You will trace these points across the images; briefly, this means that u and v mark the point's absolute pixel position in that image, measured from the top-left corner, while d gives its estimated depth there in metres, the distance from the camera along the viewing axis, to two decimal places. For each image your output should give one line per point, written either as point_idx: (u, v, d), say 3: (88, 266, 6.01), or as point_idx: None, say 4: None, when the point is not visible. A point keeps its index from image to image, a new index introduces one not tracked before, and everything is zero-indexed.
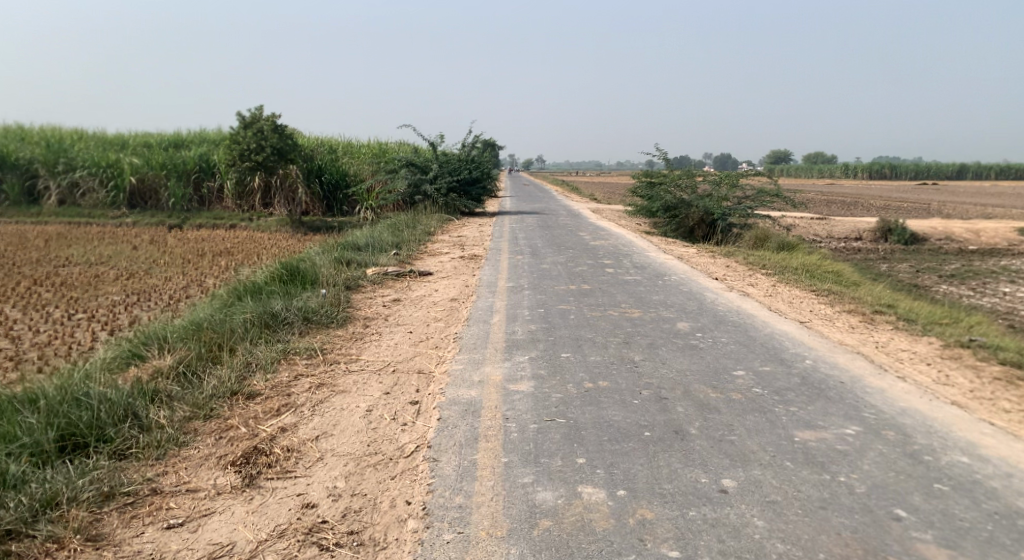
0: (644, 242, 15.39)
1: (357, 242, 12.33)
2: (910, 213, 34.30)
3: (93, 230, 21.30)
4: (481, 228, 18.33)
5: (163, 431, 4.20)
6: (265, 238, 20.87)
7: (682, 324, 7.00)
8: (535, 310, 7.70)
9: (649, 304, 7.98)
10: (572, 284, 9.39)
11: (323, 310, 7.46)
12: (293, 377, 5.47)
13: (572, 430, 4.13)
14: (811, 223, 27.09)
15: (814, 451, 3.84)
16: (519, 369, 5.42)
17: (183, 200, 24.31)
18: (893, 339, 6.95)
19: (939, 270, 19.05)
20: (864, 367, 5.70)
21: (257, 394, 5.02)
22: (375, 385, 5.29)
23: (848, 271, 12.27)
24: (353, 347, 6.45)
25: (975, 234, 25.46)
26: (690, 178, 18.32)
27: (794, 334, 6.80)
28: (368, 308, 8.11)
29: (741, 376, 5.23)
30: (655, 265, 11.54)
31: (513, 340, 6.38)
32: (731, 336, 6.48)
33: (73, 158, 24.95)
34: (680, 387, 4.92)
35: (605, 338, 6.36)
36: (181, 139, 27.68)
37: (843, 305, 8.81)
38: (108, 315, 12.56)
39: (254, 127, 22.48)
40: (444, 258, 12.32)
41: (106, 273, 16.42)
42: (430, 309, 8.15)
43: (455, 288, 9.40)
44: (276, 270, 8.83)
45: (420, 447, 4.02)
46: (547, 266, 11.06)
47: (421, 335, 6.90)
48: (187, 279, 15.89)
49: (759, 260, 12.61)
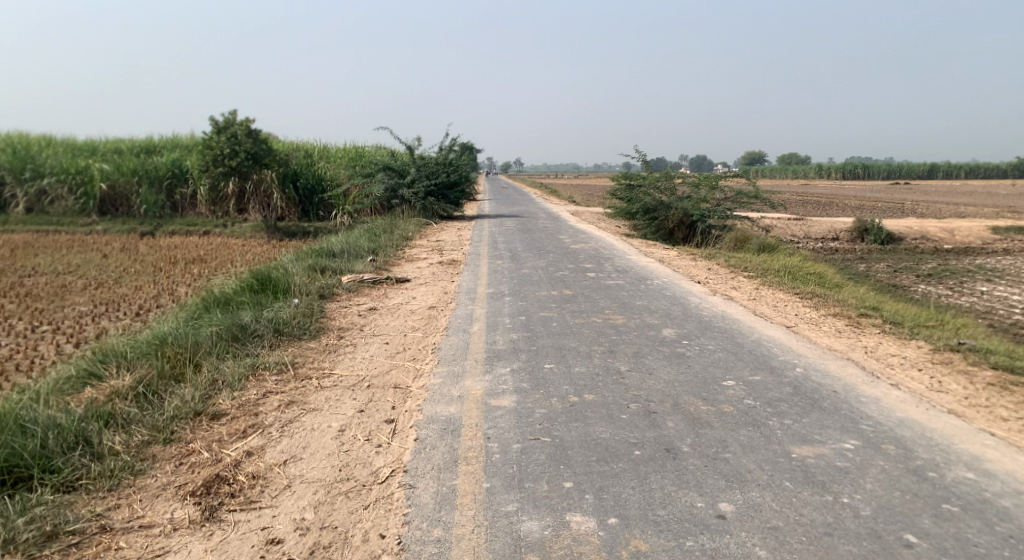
0: (624, 245, 15.26)
1: (331, 248, 11.98)
2: (886, 213, 34.72)
3: (62, 239, 20.63)
4: (460, 232, 18.08)
5: (118, 458, 3.86)
6: (239, 245, 20.38)
7: (668, 330, 6.80)
8: (516, 318, 7.46)
9: (633, 310, 7.79)
10: (554, 290, 9.16)
11: (295, 322, 7.12)
12: (262, 394, 5.14)
13: (557, 449, 3.89)
14: (789, 224, 27.23)
15: (813, 470, 3.65)
16: (501, 383, 5.17)
17: (156, 206, 23.67)
18: (881, 343, 6.84)
19: (916, 270, 19.19)
20: (855, 375, 5.55)
21: (222, 414, 4.68)
22: (349, 402, 5.00)
23: (831, 272, 12.22)
24: (326, 361, 6.13)
25: (949, 233, 25.78)
26: (670, 180, 18.24)
27: (782, 339, 6.64)
28: (342, 318, 7.79)
29: (732, 387, 5.04)
30: (638, 269, 11.37)
31: (494, 350, 6.13)
32: (718, 344, 6.30)
33: (40, 164, 24.16)
34: (669, 400, 4.71)
35: (589, 347, 6.14)
36: (153, 144, 27.00)
37: (828, 308, 8.70)
38: (73, 328, 12.05)
39: (228, 131, 22.12)
40: (423, 264, 12.02)
41: (73, 283, 15.85)
42: (408, 318, 7.86)
43: (433, 295, 9.11)
44: (246, 280, 8.46)
45: (396, 471, 3.75)
46: (527, 271, 10.82)
47: (397, 346, 6.61)
48: (159, 287, 15.40)
49: (741, 263, 12.52)
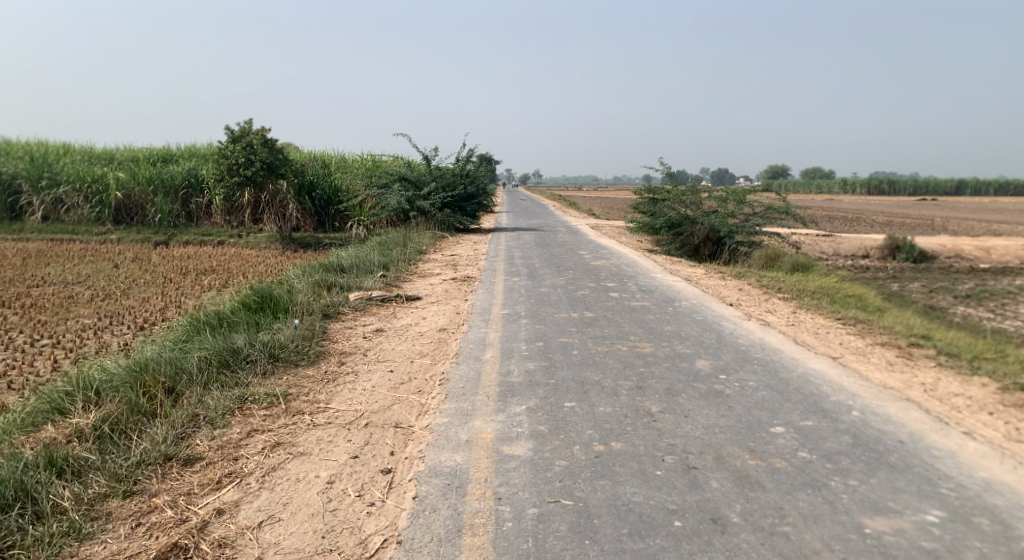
0: (648, 262, 14.61)
1: (340, 263, 11.46)
2: (916, 230, 33.68)
3: (75, 248, 20.39)
4: (477, 246, 17.55)
5: (64, 520, 3.32)
6: (253, 256, 20.03)
7: (702, 363, 6.13)
8: (534, 344, 6.85)
9: (661, 337, 7.13)
10: (574, 311, 8.53)
11: (293, 345, 6.57)
12: (245, 434, 4.58)
13: (581, 517, 3.26)
14: (816, 240, 26.35)
15: (894, 551, 2.98)
16: (515, 425, 4.55)
17: (171, 216, 23.42)
18: (941, 379, 6.11)
19: (953, 290, 18.29)
20: (921, 418, 4.84)
21: (196, 459, 4.13)
22: (342, 446, 4.40)
23: (870, 295, 11.44)
24: (322, 392, 5.55)
25: (985, 252, 24.76)
26: (695, 194, 17.59)
27: (829, 374, 5.95)
28: (345, 341, 7.22)
29: (781, 436, 4.37)
30: (664, 289, 10.70)
31: (509, 383, 5.50)
32: (760, 379, 5.63)
33: (57, 172, 24.02)
34: (711, 452, 4.06)
35: (615, 382, 5.49)
36: (170, 153, 26.84)
37: (875, 336, 7.97)
38: (74, 342, 11.62)
39: (243, 141, 21.60)
40: (436, 280, 11.46)
41: (81, 294, 15.52)
42: (416, 342, 7.26)
43: (445, 316, 8.52)
44: (243, 298, 7.94)
45: (389, 542, 3.14)
46: (546, 290, 10.20)
47: (402, 376, 6.01)
48: (166, 299, 15.02)
49: (774, 283, 11.79)
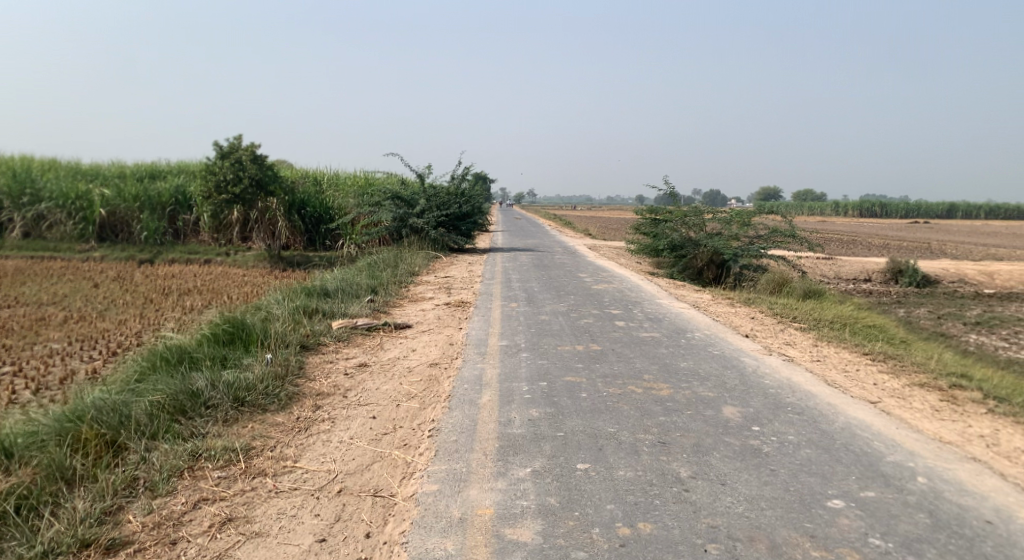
0: (651, 286, 13.92)
1: (325, 287, 10.68)
2: (914, 253, 33.18)
3: (55, 266, 19.53)
4: (472, 268, 16.82)
5: None
6: (240, 275, 19.26)
7: (730, 410, 5.36)
8: (536, 384, 6.06)
9: (678, 377, 6.36)
10: (579, 344, 7.74)
11: (263, 386, 5.75)
12: (191, 505, 3.78)
13: None
14: (816, 263, 25.75)
15: None
16: (518, 497, 3.76)
17: (157, 233, 22.60)
18: (1001, 430, 5.34)
19: (962, 316, 17.66)
20: (1000, 485, 4.04)
21: (123, 545, 3.35)
22: (308, 524, 3.60)
23: (890, 325, 10.74)
24: (291, 446, 4.74)
25: (989, 276, 24.24)
26: (698, 216, 16.93)
27: (876, 426, 5.17)
28: (324, 379, 6.41)
29: (844, 514, 3.58)
30: (673, 317, 9.95)
31: (509, 437, 4.70)
32: (801, 433, 4.85)
33: (39, 188, 23.19)
34: (764, 540, 3.27)
35: (634, 436, 4.69)
36: (158, 169, 26.07)
37: (910, 375, 7.22)
38: (40, 369, 10.74)
39: (232, 157, 20.84)
40: (428, 305, 10.71)
41: (54, 315, 14.65)
42: (404, 380, 6.46)
43: (436, 348, 7.73)
44: (211, 329, 7.11)
45: None
46: (547, 318, 9.44)
47: (386, 425, 5.20)
48: (144, 322, 14.16)
49: (788, 311, 11.09)
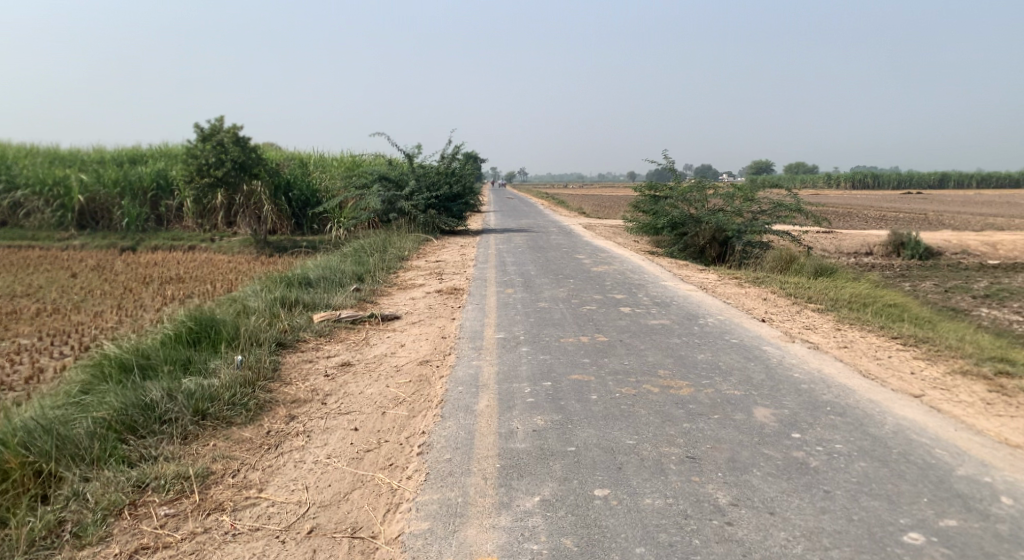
0: (654, 266, 13.24)
1: (308, 276, 9.91)
2: (912, 225, 32.58)
3: (32, 255, 18.62)
4: (464, 250, 16.08)
5: None
6: (225, 261, 18.43)
7: (762, 413, 4.69)
8: (539, 385, 5.38)
9: (698, 372, 5.69)
10: (583, 335, 7.05)
11: (229, 395, 5.03)
12: None
13: None
14: (816, 237, 25.07)
15: None
16: (525, 539, 3.08)
17: (138, 219, 21.68)
18: None
19: (969, 289, 17.06)
20: None
21: None
22: None
23: (909, 303, 10.09)
24: (258, 469, 4.05)
25: (993, 247, 23.65)
26: (701, 191, 16.18)
27: (931, 428, 4.51)
28: (301, 383, 5.70)
29: (927, 552, 2.92)
30: (681, 302, 9.27)
31: (513, 454, 4.02)
32: (850, 442, 4.19)
33: (15, 175, 22.12)
34: None
35: (658, 450, 4.02)
36: (139, 154, 25.03)
37: (947, 361, 6.58)
38: (7, 368, 9.94)
39: (214, 140, 19.80)
40: (419, 293, 10.00)
41: (27, 308, 13.81)
42: (391, 381, 5.75)
43: (427, 342, 7.02)
44: (175, 328, 6.36)
45: None
46: (546, 305, 8.74)
47: (369, 439, 4.51)
48: (121, 314, 13.34)
49: (801, 291, 10.43)
